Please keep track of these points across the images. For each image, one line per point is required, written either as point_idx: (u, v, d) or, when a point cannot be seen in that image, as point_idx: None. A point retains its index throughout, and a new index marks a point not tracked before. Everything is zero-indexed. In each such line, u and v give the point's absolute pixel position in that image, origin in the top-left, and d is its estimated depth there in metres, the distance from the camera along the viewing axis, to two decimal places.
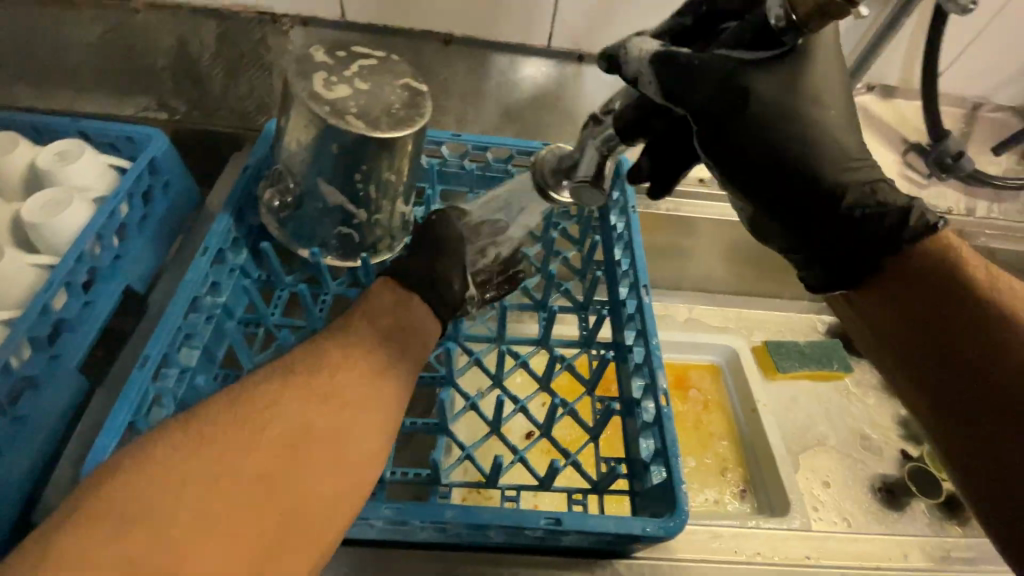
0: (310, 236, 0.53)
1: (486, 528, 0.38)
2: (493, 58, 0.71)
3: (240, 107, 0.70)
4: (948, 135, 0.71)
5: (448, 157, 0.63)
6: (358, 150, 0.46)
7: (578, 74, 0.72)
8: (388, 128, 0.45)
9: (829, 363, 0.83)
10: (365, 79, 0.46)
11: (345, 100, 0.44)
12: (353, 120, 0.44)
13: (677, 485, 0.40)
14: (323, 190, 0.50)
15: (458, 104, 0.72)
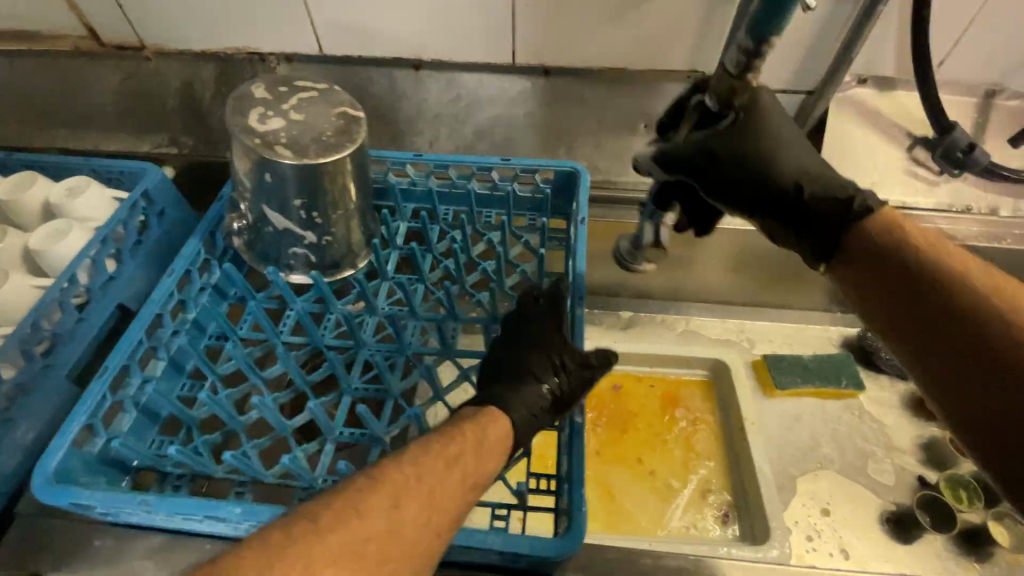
0: (274, 252, 0.56)
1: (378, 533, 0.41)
2: (462, 78, 0.73)
3: None
4: (955, 128, 0.64)
5: (414, 177, 0.65)
6: (291, 178, 0.49)
7: (545, 88, 0.73)
8: (314, 155, 0.48)
9: (836, 380, 0.76)
10: (301, 111, 0.50)
11: (276, 131, 0.49)
12: (281, 150, 0.48)
13: (577, 506, 0.40)
14: (270, 217, 0.53)
15: (430, 128, 0.76)
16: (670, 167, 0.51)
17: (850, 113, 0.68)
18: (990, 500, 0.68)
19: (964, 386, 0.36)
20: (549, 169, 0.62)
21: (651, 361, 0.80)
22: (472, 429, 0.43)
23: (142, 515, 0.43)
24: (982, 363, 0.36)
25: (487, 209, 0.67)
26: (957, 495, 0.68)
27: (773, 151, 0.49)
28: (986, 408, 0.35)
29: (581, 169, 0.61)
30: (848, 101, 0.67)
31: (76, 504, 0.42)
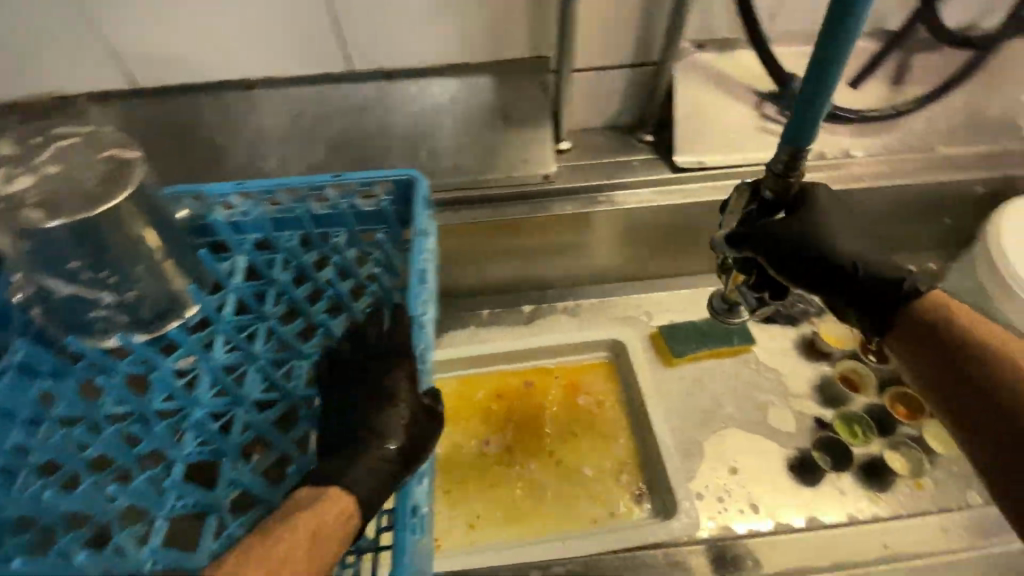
0: (77, 319, 0.51)
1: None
2: (301, 93, 0.69)
3: None
4: (793, 80, 0.65)
5: (237, 205, 0.55)
6: (62, 241, 0.47)
7: (390, 90, 0.69)
8: (73, 211, 0.46)
9: (728, 338, 0.78)
10: (57, 163, 0.50)
11: (24, 191, 0.48)
12: (34, 212, 0.46)
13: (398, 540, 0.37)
14: (45, 285, 0.48)
15: (275, 148, 0.68)
16: (740, 246, 0.49)
17: (695, 77, 0.68)
18: (880, 429, 0.71)
19: (993, 435, 0.42)
20: (389, 180, 0.55)
21: (556, 352, 0.79)
22: (310, 521, 0.38)
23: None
24: (998, 417, 0.43)
25: (327, 230, 0.59)
26: (851, 430, 0.71)
27: (826, 233, 0.49)
28: (1001, 440, 0.42)
29: (416, 177, 0.54)
30: (690, 66, 0.68)
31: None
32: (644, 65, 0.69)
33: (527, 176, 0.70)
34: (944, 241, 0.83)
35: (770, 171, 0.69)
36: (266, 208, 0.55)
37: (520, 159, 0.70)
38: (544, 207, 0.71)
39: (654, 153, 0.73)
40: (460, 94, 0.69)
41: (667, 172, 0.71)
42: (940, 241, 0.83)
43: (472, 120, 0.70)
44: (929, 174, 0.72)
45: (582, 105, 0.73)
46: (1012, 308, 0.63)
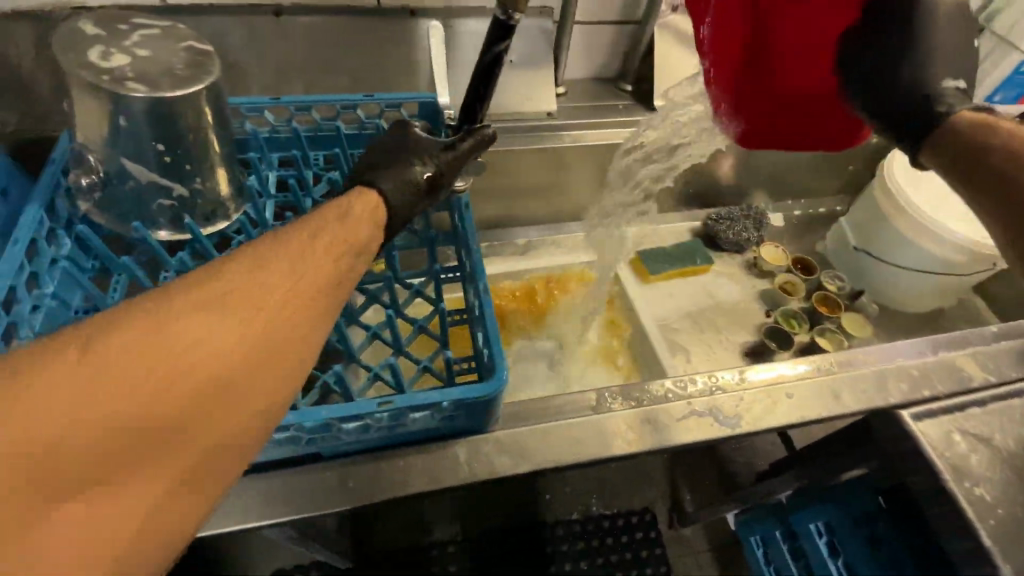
0: (126, 215, 0.54)
1: (330, 423, 0.43)
2: (325, 21, 0.73)
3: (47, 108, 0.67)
4: None
5: (274, 123, 0.65)
6: (151, 117, 0.48)
7: (414, 28, 0.75)
8: (169, 87, 0.46)
9: (692, 260, 0.93)
10: (145, 46, 0.47)
11: (122, 67, 0.46)
12: (132, 85, 0.45)
13: (477, 259, 0.54)
14: (129, 169, 0.51)
15: (300, 75, 0.73)
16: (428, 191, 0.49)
17: (671, 36, 0.83)
18: (811, 322, 0.88)
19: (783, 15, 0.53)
20: (413, 102, 0.68)
21: (546, 273, 0.91)
22: (239, 294, 0.33)
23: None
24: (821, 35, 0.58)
25: (359, 149, 0.70)
26: (789, 322, 0.88)
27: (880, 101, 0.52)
28: None
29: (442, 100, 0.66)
30: (667, 26, 0.82)
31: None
32: (629, 24, 0.82)
33: (533, 113, 0.82)
34: (845, 185, 1.05)
35: None
36: (302, 128, 0.66)
37: (529, 96, 0.81)
38: (550, 142, 0.82)
39: (632, 100, 0.87)
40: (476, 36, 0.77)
41: (648, 116, 0.85)
42: (843, 185, 1.05)
43: None
44: None
45: (576, 56, 0.84)
46: (898, 220, 0.85)
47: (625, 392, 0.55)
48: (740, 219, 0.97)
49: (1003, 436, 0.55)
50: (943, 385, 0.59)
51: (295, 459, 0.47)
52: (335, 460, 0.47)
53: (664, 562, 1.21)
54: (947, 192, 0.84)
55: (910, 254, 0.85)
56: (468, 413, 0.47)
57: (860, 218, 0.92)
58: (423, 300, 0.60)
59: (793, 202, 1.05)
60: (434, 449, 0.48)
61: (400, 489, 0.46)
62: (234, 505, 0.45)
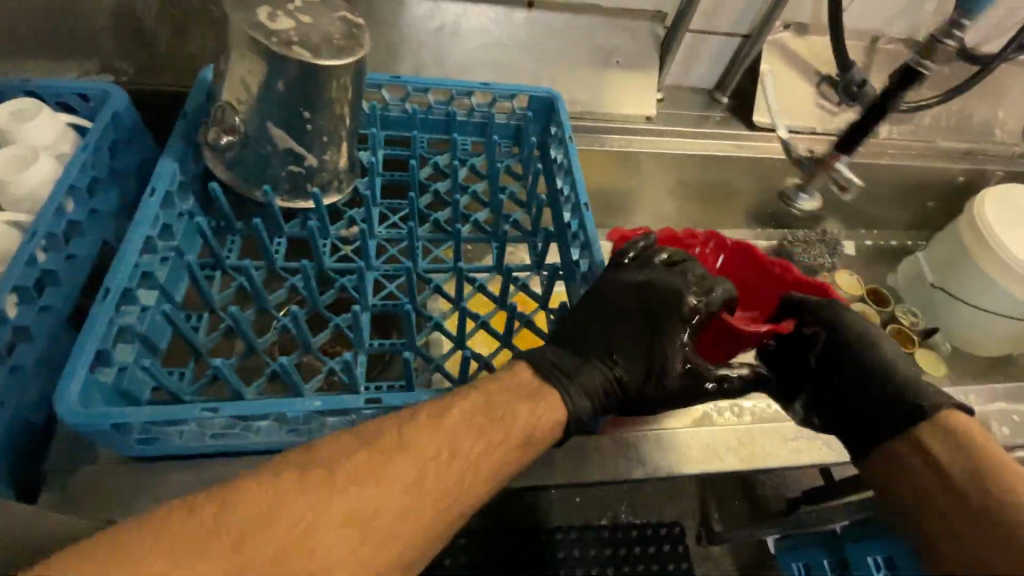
0: (251, 177, 0.54)
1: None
2: (444, 3, 0.73)
3: (171, 64, 0.68)
4: (853, 66, 0.81)
5: (389, 100, 0.64)
6: (304, 83, 0.48)
7: (529, 19, 0.75)
8: (329, 57, 0.47)
9: None
10: (308, 13, 0.48)
11: (287, 31, 0.46)
12: (296, 49, 0.46)
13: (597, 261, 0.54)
14: (271, 133, 0.51)
15: (413, 54, 0.72)
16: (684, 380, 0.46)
17: (777, 53, 0.83)
18: None
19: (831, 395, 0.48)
20: (527, 95, 0.67)
21: None
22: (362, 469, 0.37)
23: (184, 437, 0.43)
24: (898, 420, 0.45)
25: (466, 137, 0.70)
26: None
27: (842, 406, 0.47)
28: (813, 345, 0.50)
29: (557, 96, 0.65)
30: (776, 43, 0.82)
31: (118, 427, 0.40)
32: (737, 36, 0.82)
33: (634, 117, 0.81)
34: (920, 223, 1.04)
35: (819, 140, 0.87)
36: (416, 109, 0.66)
37: (631, 100, 0.80)
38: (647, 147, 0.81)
39: (727, 112, 0.87)
40: (589, 33, 0.77)
41: (743, 130, 0.85)
42: (919, 222, 1.04)
43: (593, 57, 0.77)
44: (925, 160, 0.92)
45: (680, 63, 0.84)
46: (986, 259, 0.83)
47: (730, 407, 0.54)
48: (816, 243, 0.96)
49: None
50: None
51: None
52: None
53: None
54: None
55: (993, 296, 0.84)
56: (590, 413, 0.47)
57: (941, 253, 0.90)
58: (526, 293, 0.62)
59: (865, 232, 1.04)
60: (546, 445, 0.49)
61: (513, 479, 0.47)
62: None
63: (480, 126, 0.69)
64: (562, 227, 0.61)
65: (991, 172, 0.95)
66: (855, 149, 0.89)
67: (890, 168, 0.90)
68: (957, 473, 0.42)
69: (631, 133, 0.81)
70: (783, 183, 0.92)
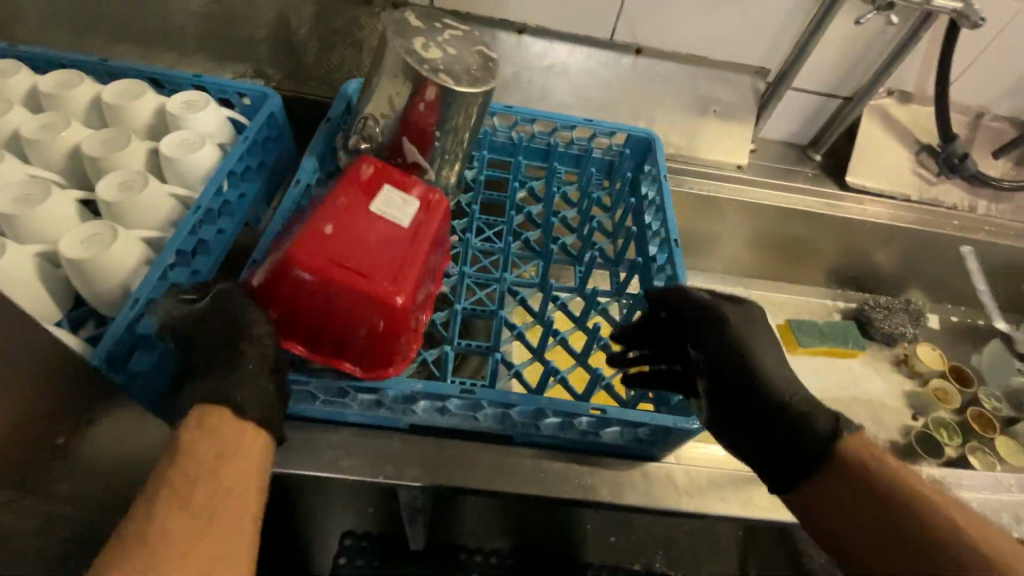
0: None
1: (543, 413, 0.46)
2: (559, 43, 0.79)
3: (312, 74, 0.77)
4: (957, 138, 0.80)
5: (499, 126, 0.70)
6: (441, 104, 0.54)
7: (635, 64, 0.80)
8: (468, 84, 0.53)
9: (844, 341, 0.89)
10: (454, 46, 0.54)
11: (435, 59, 0.53)
12: (441, 76, 0.52)
13: None
14: (403, 146, 0.58)
15: (524, 85, 0.78)
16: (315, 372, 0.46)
17: (877, 118, 0.83)
18: (963, 435, 0.82)
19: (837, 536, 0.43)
20: (626, 134, 0.71)
21: None
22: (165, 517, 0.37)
23: (298, 400, 0.49)
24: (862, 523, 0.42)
25: (563, 165, 0.74)
26: (942, 432, 0.82)
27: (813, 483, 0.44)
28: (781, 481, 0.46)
29: (656, 138, 0.69)
30: (877, 108, 0.83)
31: None
32: (838, 98, 0.83)
33: (724, 164, 0.83)
34: (1014, 306, 0.99)
35: (909, 207, 0.86)
36: (522, 136, 0.71)
37: (724, 149, 0.83)
38: (734, 195, 0.83)
39: (819, 170, 0.87)
40: (690, 81, 0.81)
41: (834, 188, 0.86)
42: (1013, 304, 0.99)
43: (692, 104, 0.81)
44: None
45: (776, 118, 0.86)
46: None
47: None
48: (898, 311, 0.93)
49: None
50: None
51: (486, 436, 0.51)
52: (525, 446, 0.51)
53: None
54: None
55: None
56: (661, 439, 0.49)
57: None
58: (604, 319, 0.64)
59: (952, 306, 1.00)
60: (616, 466, 0.51)
61: (582, 491, 0.49)
62: (436, 461, 0.50)
63: (577, 158, 0.74)
64: (648, 260, 0.63)
65: None
66: (950, 221, 0.87)
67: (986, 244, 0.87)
68: (873, 516, 0.42)
69: (719, 179, 0.83)
70: (869, 247, 0.91)
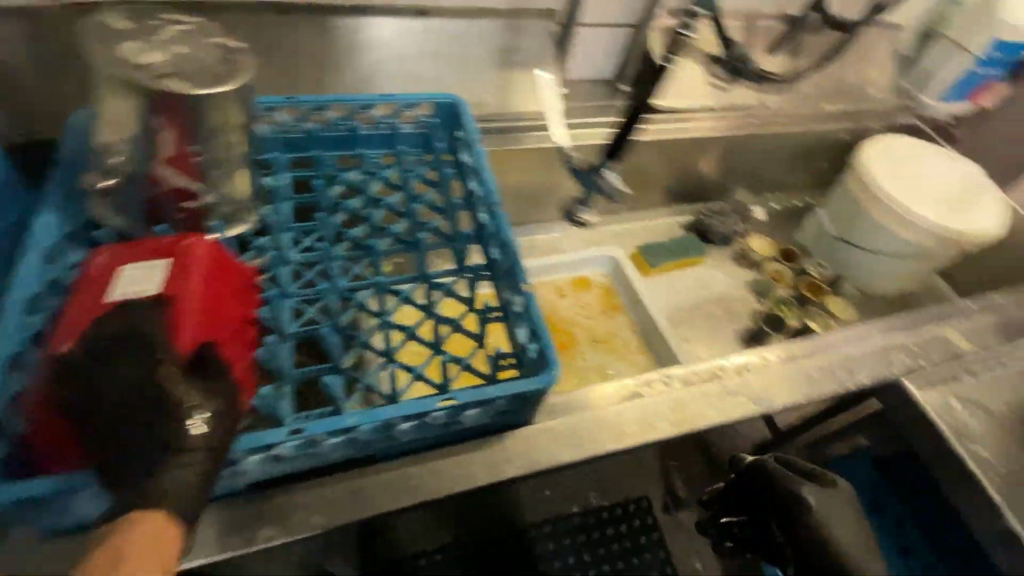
0: (146, 223, 0.52)
1: (392, 424, 0.42)
2: (336, 19, 0.72)
3: (42, 109, 0.64)
4: (734, 45, 0.86)
5: (286, 122, 0.62)
6: (185, 116, 0.46)
7: (424, 26, 0.75)
8: (205, 84, 0.46)
9: (687, 252, 0.97)
10: (183, 44, 0.47)
11: (158, 65, 0.46)
12: (172, 82, 0.45)
13: (517, 258, 0.54)
14: (159, 172, 0.49)
15: (309, 73, 0.71)
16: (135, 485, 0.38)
17: (666, 39, 0.87)
18: (800, 305, 0.92)
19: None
20: (429, 102, 0.66)
21: (554, 263, 0.92)
22: None
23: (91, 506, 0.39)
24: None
25: (373, 149, 0.67)
26: (783, 309, 0.91)
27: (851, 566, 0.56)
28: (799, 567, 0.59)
29: (459, 100, 0.66)
30: (664, 29, 0.87)
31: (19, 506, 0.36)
32: (628, 26, 0.85)
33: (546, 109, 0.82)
34: (818, 182, 1.13)
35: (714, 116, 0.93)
36: (316, 127, 0.64)
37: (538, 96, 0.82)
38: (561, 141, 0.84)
39: (630, 100, 0.90)
40: (487, 33, 0.77)
41: (646, 114, 0.89)
42: (817, 181, 1.12)
43: (495, 58, 0.78)
44: (809, 124, 1.01)
45: (578, 57, 0.87)
46: (879, 210, 0.89)
47: (660, 378, 0.57)
48: (728, 213, 1.03)
49: (988, 400, 0.62)
50: (944, 357, 0.64)
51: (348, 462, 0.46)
52: (390, 459, 0.47)
53: (661, 547, 1.25)
54: (919, 178, 0.89)
55: (884, 240, 0.91)
56: (520, 405, 0.48)
57: (840, 208, 0.96)
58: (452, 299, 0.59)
59: (772, 196, 1.12)
60: (488, 446, 0.49)
61: (460, 483, 0.47)
62: (292, 508, 0.44)
63: (385, 138, 0.67)
64: (480, 228, 0.60)
65: (866, 128, 1.05)
66: (749, 121, 0.96)
67: (780, 134, 0.98)
68: None
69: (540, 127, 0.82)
70: (690, 160, 0.97)
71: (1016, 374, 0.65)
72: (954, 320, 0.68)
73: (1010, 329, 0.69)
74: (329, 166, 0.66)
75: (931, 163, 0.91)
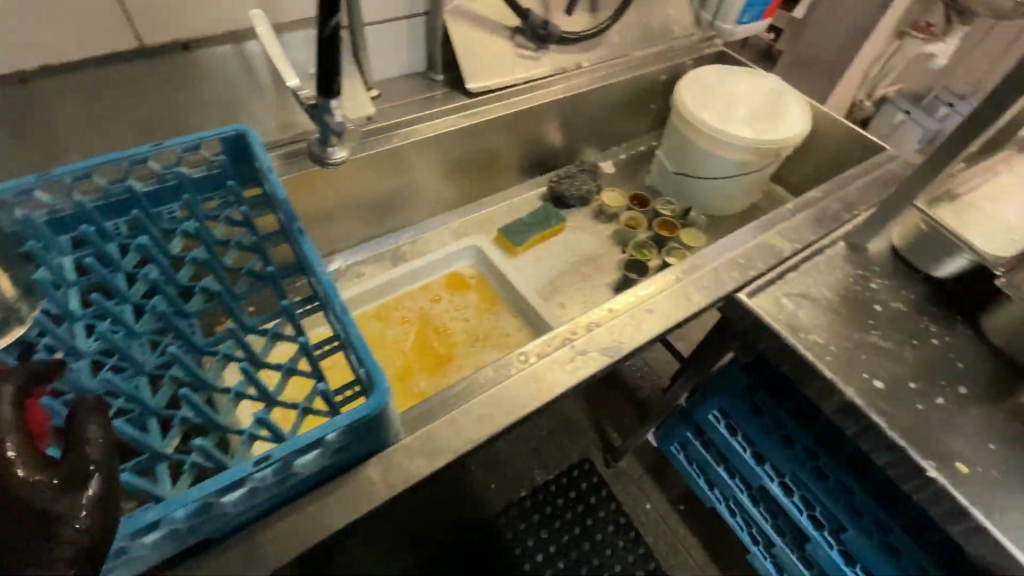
0: None
1: (206, 502, 0.38)
2: (86, 76, 0.65)
3: None
4: (528, 12, 0.87)
5: (47, 201, 0.55)
6: None
7: (193, 61, 0.70)
8: None
9: (548, 222, 0.99)
10: None
11: None
12: None
13: (327, 283, 0.50)
14: None
15: (74, 142, 0.65)
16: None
17: (462, 20, 0.86)
18: (658, 247, 0.98)
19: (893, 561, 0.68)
20: (213, 139, 0.61)
21: (419, 269, 0.89)
22: None
23: None
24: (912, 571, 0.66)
25: (166, 204, 0.63)
26: (643, 252, 0.97)
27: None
28: None
29: (244, 129, 0.61)
30: (457, 11, 0.85)
31: None
32: (420, 15, 0.83)
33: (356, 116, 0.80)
34: (657, 123, 1.18)
35: (536, 87, 0.93)
36: (85, 198, 0.57)
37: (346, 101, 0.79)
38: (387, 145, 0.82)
39: (447, 88, 0.89)
40: (266, 54, 0.74)
41: (465, 99, 0.88)
42: (656, 122, 1.18)
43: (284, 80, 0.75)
44: (630, 71, 1.04)
45: (378, 57, 0.85)
46: (701, 139, 0.95)
47: (513, 359, 0.57)
48: (578, 175, 1.06)
49: (814, 290, 0.67)
50: (768, 262, 0.69)
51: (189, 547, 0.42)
52: (239, 533, 0.44)
53: (612, 500, 1.28)
54: (728, 103, 0.95)
55: (717, 166, 0.97)
56: (361, 436, 0.44)
57: (674, 144, 1.02)
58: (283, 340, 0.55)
59: (617, 148, 1.17)
60: (344, 484, 0.46)
61: (319, 531, 0.44)
62: None
63: (175, 188, 0.62)
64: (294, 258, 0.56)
65: (682, 63, 1.09)
66: (572, 83, 0.97)
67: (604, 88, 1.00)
68: None
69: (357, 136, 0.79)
70: (529, 131, 0.98)
71: (834, 258, 0.71)
72: (774, 225, 0.74)
73: (823, 219, 0.76)
74: (118, 236, 0.60)
75: (738, 83, 0.97)
